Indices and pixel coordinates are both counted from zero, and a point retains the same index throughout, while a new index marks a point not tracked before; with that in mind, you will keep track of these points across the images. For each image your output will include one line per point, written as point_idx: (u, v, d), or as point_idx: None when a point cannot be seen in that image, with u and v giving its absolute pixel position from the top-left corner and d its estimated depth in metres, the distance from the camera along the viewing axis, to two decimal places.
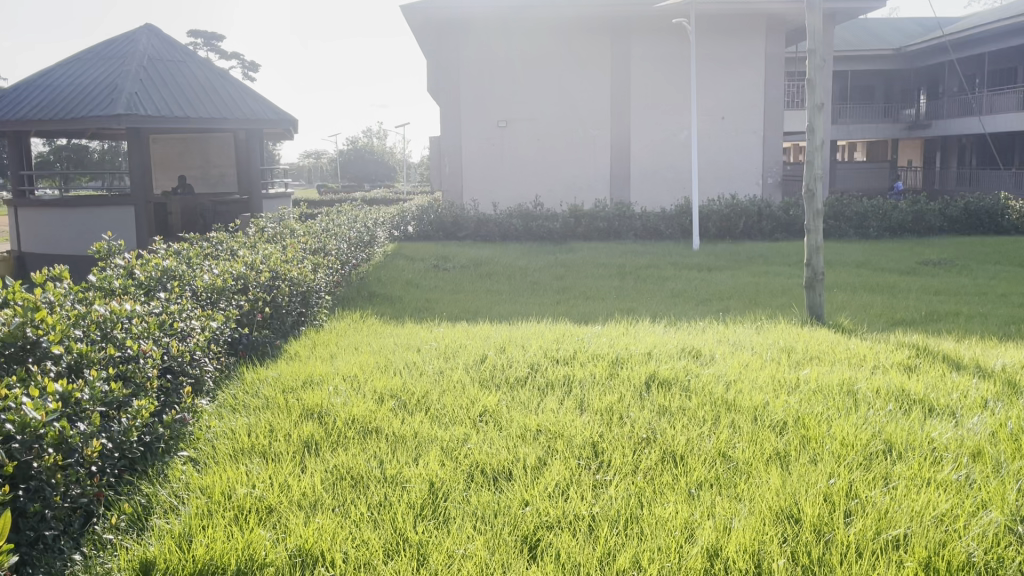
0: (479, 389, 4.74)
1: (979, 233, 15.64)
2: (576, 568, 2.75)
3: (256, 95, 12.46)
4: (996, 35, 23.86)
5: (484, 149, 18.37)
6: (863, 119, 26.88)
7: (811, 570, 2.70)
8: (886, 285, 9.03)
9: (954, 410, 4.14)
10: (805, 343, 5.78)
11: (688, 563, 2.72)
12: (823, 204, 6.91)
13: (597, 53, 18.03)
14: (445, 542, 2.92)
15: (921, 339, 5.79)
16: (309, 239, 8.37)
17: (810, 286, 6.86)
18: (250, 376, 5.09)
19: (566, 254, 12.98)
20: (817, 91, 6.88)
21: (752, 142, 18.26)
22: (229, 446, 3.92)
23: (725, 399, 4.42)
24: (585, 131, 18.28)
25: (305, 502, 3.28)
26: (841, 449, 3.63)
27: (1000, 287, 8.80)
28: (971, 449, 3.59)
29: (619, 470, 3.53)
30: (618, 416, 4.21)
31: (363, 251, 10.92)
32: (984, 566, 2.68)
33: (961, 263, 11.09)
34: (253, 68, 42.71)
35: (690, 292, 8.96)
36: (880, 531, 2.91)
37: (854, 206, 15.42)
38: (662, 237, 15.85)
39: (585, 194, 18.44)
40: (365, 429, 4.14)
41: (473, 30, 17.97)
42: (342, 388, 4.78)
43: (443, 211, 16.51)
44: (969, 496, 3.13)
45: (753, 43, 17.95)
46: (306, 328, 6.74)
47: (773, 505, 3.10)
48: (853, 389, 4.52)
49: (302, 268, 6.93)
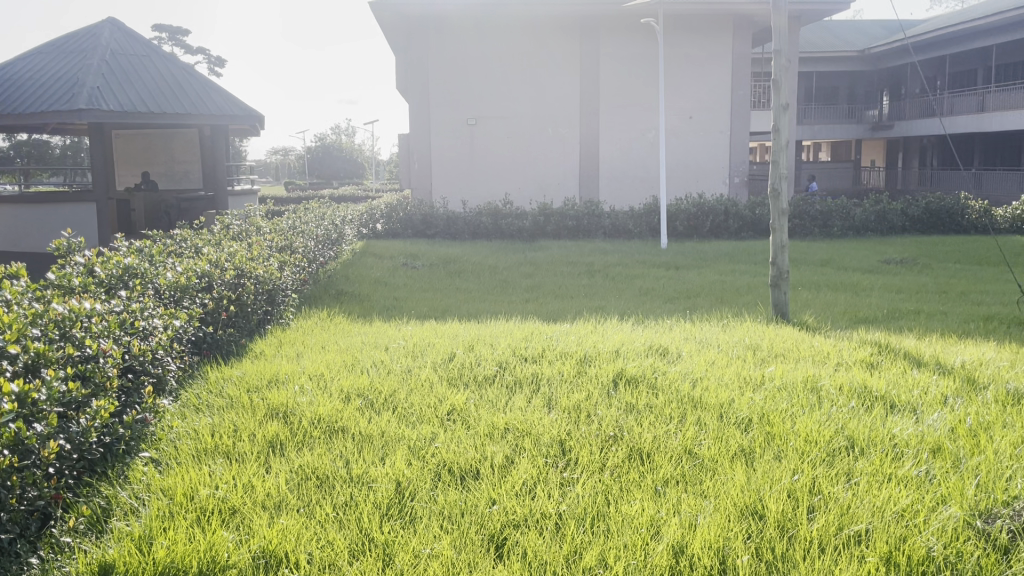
0: (447, 388, 4.71)
1: (941, 232, 15.90)
2: (543, 567, 2.75)
3: (222, 91, 12.31)
4: (957, 38, 24.39)
5: (453, 148, 18.31)
6: (828, 120, 27.28)
7: (774, 565, 2.72)
8: (851, 284, 9.11)
9: (915, 406, 4.20)
10: (769, 341, 5.82)
11: (653, 560, 2.73)
12: (788, 204, 6.97)
13: (566, 53, 18.07)
14: (411, 542, 2.90)
15: (883, 338, 5.85)
16: (275, 237, 8.23)
17: (775, 284, 6.93)
18: (214, 376, 5.02)
19: (535, 253, 12.91)
20: (783, 91, 6.94)
21: (718, 141, 18.44)
22: (192, 446, 3.86)
23: (691, 396, 4.46)
24: (555, 131, 18.33)
25: (269, 503, 3.24)
26: (805, 445, 3.68)
27: (962, 287, 8.91)
28: (931, 444, 3.64)
29: (585, 468, 3.54)
30: (586, 414, 4.22)
31: (330, 249, 10.79)
32: (944, 560, 2.72)
33: (925, 262, 11.22)
34: (219, 63, 42.32)
35: (658, 291, 8.97)
36: (843, 527, 2.95)
37: (819, 205, 15.64)
38: (631, 235, 15.88)
39: (555, 192, 18.51)
40: (331, 429, 4.11)
41: (442, 29, 17.90)
42: (308, 388, 4.72)
43: (412, 209, 16.44)
44: (929, 491, 3.18)
45: (721, 43, 18.10)
46: (271, 327, 6.64)
47: (738, 501, 3.12)
48: (817, 386, 4.57)
49: (268, 266, 6.82)
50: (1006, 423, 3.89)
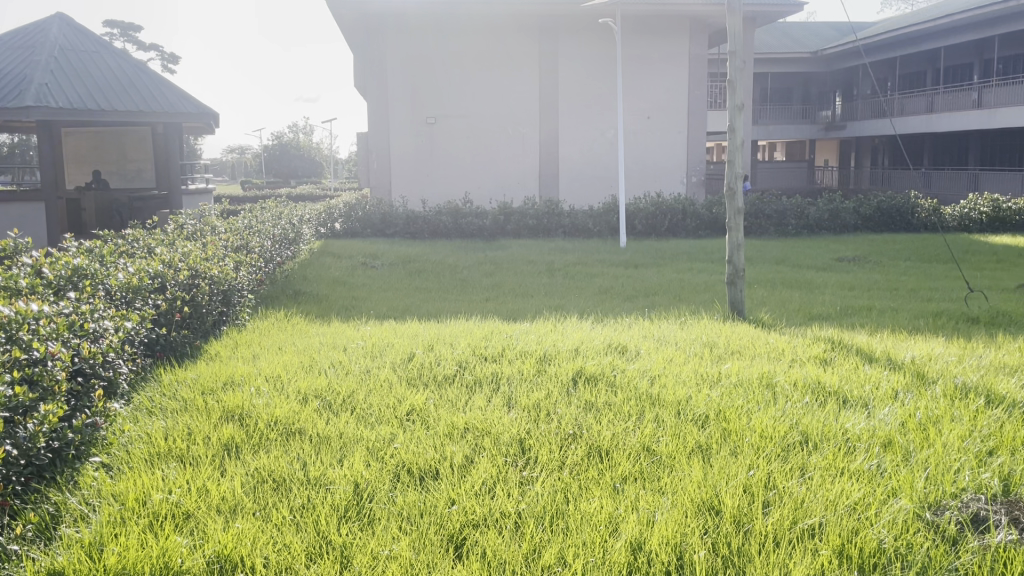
0: (406, 388, 4.69)
1: (892, 230, 16.25)
2: (502, 567, 2.74)
3: (175, 89, 12.08)
4: (907, 41, 24.93)
5: (412, 147, 18.21)
6: (783, 120, 27.72)
7: (730, 560, 2.75)
8: (804, 281, 9.27)
9: (867, 401, 4.28)
10: (726, 338, 5.91)
11: (612, 557, 2.75)
12: (744, 203, 7.06)
13: (525, 53, 18.10)
14: (369, 544, 2.88)
15: (836, 334, 5.96)
16: (230, 236, 8.11)
17: (731, 282, 7.01)
18: (168, 379, 4.91)
19: (496, 252, 12.95)
20: (738, 92, 7.02)
21: (676, 141, 18.62)
22: (145, 450, 3.78)
23: (649, 394, 4.49)
24: (514, 130, 18.34)
25: (224, 507, 3.19)
26: (759, 441, 3.72)
27: (911, 283, 9.12)
28: (883, 439, 3.71)
29: (545, 466, 3.55)
30: (545, 413, 4.22)
31: (287, 249, 10.65)
32: (895, 552, 2.77)
33: (876, 259, 11.46)
34: (173, 61, 41.65)
35: (616, 289, 9.04)
36: (797, 521, 3.00)
37: (774, 204, 15.88)
38: (590, 234, 15.95)
39: (515, 191, 18.53)
40: (289, 430, 4.06)
41: (399, 28, 17.82)
42: (264, 389, 4.67)
43: (371, 208, 16.32)
44: (881, 484, 3.24)
45: (678, 44, 18.28)
46: (226, 328, 6.55)
47: (695, 498, 3.15)
48: (772, 383, 4.64)
49: (223, 266, 6.71)
50: (954, 417, 3.97)
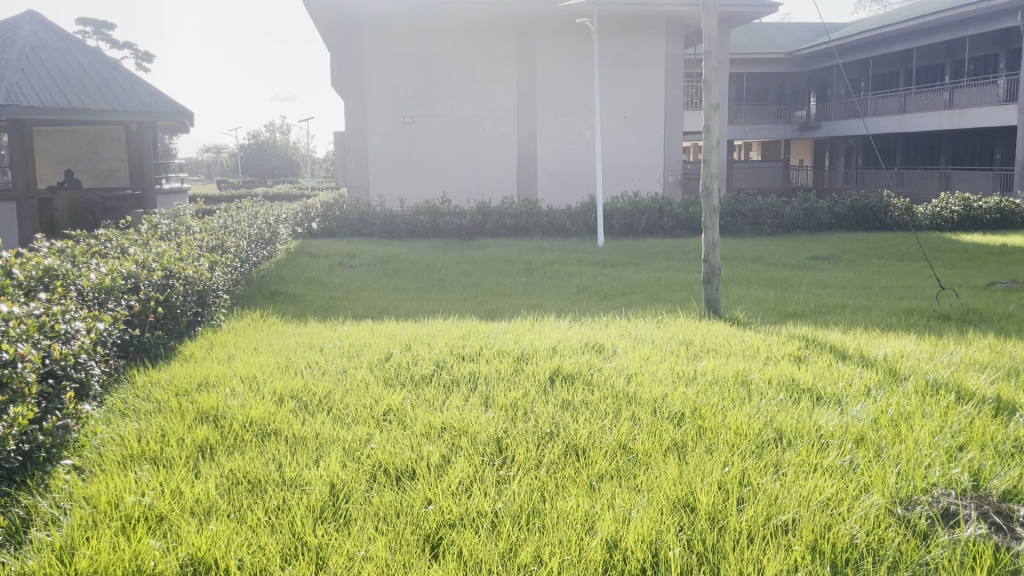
0: (383, 388, 4.67)
1: (865, 229, 16.44)
2: (478, 566, 2.74)
3: (149, 87, 11.96)
4: (880, 41, 25.21)
5: (390, 146, 18.14)
6: (758, 119, 27.93)
7: (704, 556, 2.78)
8: (779, 280, 9.36)
9: (840, 398, 4.33)
10: (702, 336, 5.95)
11: (588, 555, 2.76)
12: (719, 202, 7.11)
13: (502, 52, 18.09)
14: (345, 545, 2.87)
15: (810, 331, 6.03)
16: (205, 236, 8.04)
17: (707, 281, 7.05)
18: (141, 380, 4.86)
19: (474, 251, 12.95)
20: (713, 92, 7.05)
21: (653, 141, 18.72)
22: (118, 452, 3.74)
23: (625, 392, 4.51)
24: (492, 129, 18.34)
25: (198, 509, 3.17)
26: (734, 438, 3.75)
27: (884, 281, 9.23)
28: (855, 435, 3.76)
29: (522, 464, 3.56)
30: (523, 412, 4.22)
31: (264, 249, 10.58)
32: (867, 547, 2.81)
33: (850, 258, 11.59)
34: (147, 59, 41.12)
35: (594, 288, 9.06)
36: (771, 517, 3.02)
37: (750, 203, 16.01)
38: (568, 234, 15.99)
39: (493, 190, 18.54)
40: (264, 431, 4.04)
41: (376, 27, 17.75)
42: (239, 389, 4.64)
43: (349, 207, 16.24)
44: (853, 480, 3.28)
45: (655, 44, 18.36)
46: (201, 328, 6.51)
47: (670, 495, 3.18)
48: (747, 380, 4.68)
49: (198, 266, 6.66)
50: (925, 413, 4.02)
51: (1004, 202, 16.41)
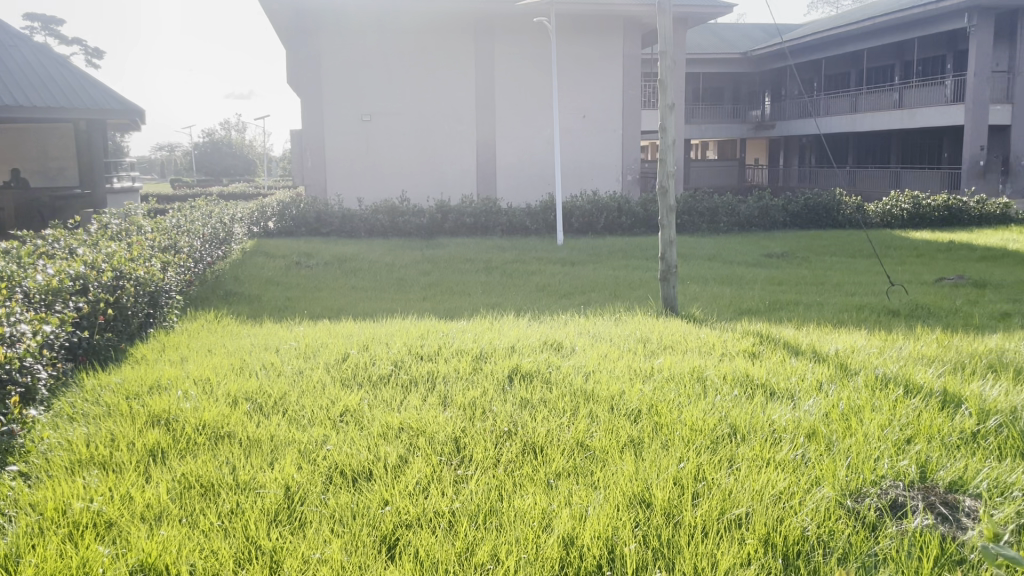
0: (340, 389, 4.64)
1: (818, 227, 16.73)
2: (435, 566, 2.73)
3: (98, 84, 11.69)
4: (833, 43, 25.66)
5: (347, 144, 18.00)
6: (714, 119, 28.26)
7: (660, 552, 2.80)
8: (734, 277, 9.48)
9: (793, 393, 4.40)
10: (658, 333, 6.00)
11: (544, 553, 2.77)
12: (675, 200, 7.18)
13: (460, 51, 18.04)
14: (300, 548, 2.84)
15: (764, 328, 6.13)
16: (157, 236, 7.89)
17: (664, 279, 7.12)
18: (90, 384, 4.75)
19: (433, 250, 12.90)
20: (669, 92, 7.12)
21: (611, 140, 18.83)
22: (65, 458, 3.65)
23: (583, 389, 4.53)
24: (451, 128, 18.28)
25: (148, 514, 3.10)
26: (690, 434, 3.80)
27: (836, 278, 9.40)
28: (807, 429, 3.82)
29: (480, 464, 3.56)
30: (481, 411, 4.22)
31: (218, 249, 10.40)
32: (817, 539, 2.86)
33: (803, 255, 11.79)
34: (97, 55, 40.19)
35: (553, 287, 9.09)
36: (725, 511, 3.07)
37: (706, 201, 16.21)
38: (528, 232, 15.99)
39: (451, 189, 18.50)
40: (217, 434, 3.97)
41: (333, 24, 17.57)
42: (192, 392, 4.55)
43: (306, 206, 16.06)
44: (804, 474, 3.33)
45: (612, 43, 18.47)
46: (154, 330, 6.38)
47: (626, 491, 3.20)
48: (703, 376, 4.73)
49: (150, 266, 6.54)
50: (875, 406, 4.11)
51: (952, 200, 16.82)
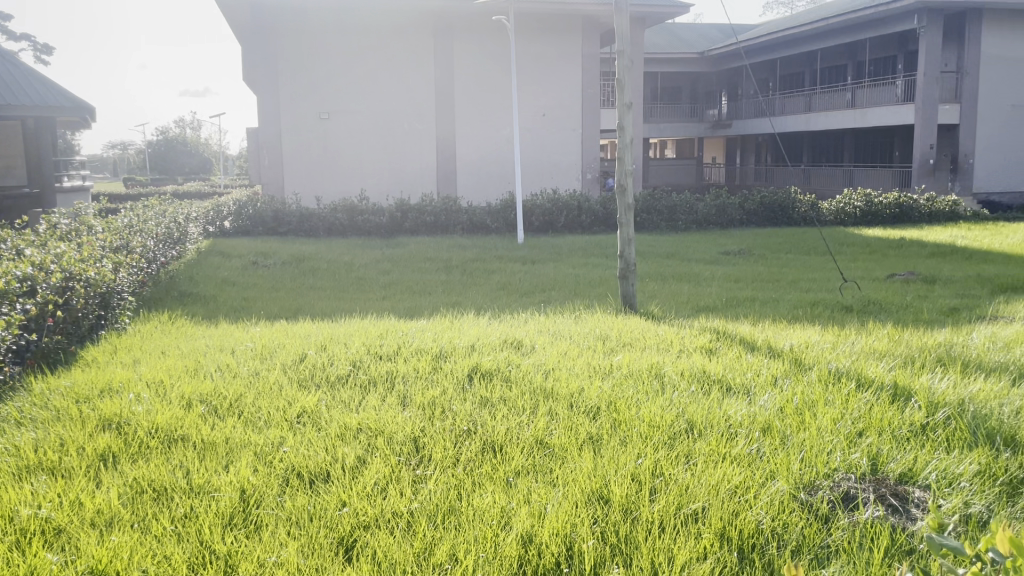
0: (297, 390, 4.58)
1: (774, 225, 16.97)
2: (393, 567, 2.71)
3: (46, 81, 11.44)
4: (787, 43, 26.03)
5: (305, 143, 17.81)
6: (672, 118, 28.51)
7: (618, 547, 2.82)
8: (693, 275, 9.58)
9: (749, 388, 4.46)
10: (617, 330, 6.04)
11: (503, 551, 2.76)
12: (634, 199, 7.23)
13: (419, 48, 17.94)
14: (255, 551, 2.80)
15: (721, 324, 6.21)
16: (109, 236, 7.72)
17: (623, 277, 7.18)
18: (39, 388, 4.63)
19: (393, 249, 12.82)
20: (626, 90, 7.16)
21: (570, 138, 18.90)
22: (11, 464, 3.56)
23: (543, 387, 4.55)
24: (410, 126, 18.18)
25: (99, 520, 3.04)
26: (648, 430, 3.83)
27: (791, 275, 9.56)
28: (762, 423, 3.87)
29: (439, 463, 3.54)
30: (440, 410, 4.20)
31: (172, 249, 10.19)
32: (771, 532, 2.90)
33: (759, 252, 11.96)
34: (46, 51, 39.18)
35: (513, 285, 9.09)
36: (681, 506, 3.09)
37: (664, 200, 16.37)
38: (488, 230, 15.96)
39: (411, 187, 18.40)
40: (171, 437, 3.90)
41: (290, 21, 17.36)
42: (145, 395, 4.46)
43: (262, 205, 15.86)
44: (759, 467, 3.38)
45: (572, 43, 18.53)
46: (105, 332, 6.24)
47: (585, 488, 3.21)
48: (661, 373, 4.77)
49: (101, 267, 6.40)
50: (828, 400, 4.17)
51: (902, 198, 17.19)
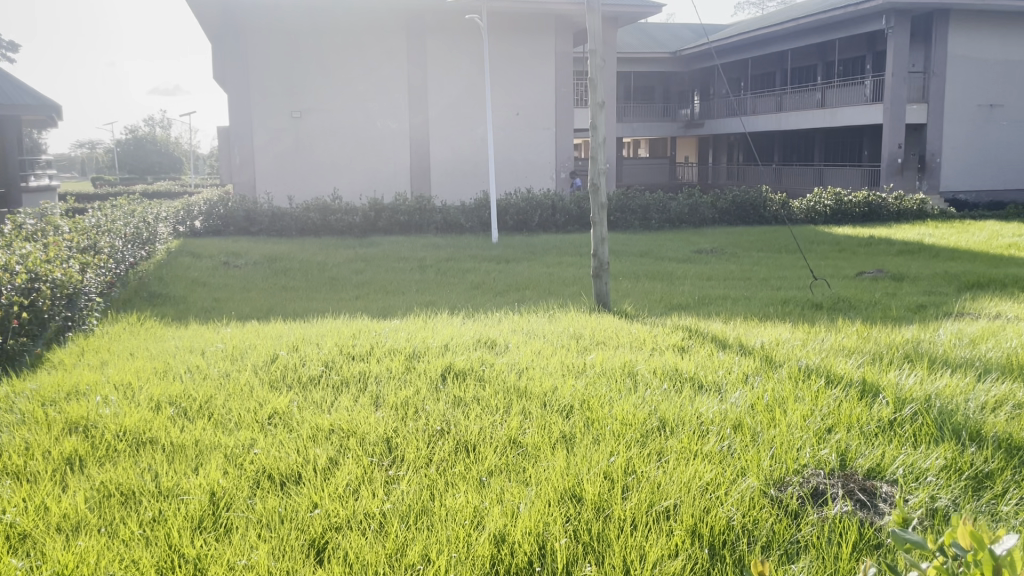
0: (268, 391, 4.53)
1: (746, 224, 17.11)
2: (365, 568, 2.70)
3: (10, 78, 11.29)
4: (758, 44, 26.25)
5: (276, 142, 17.67)
6: (645, 117, 28.66)
7: (590, 546, 2.82)
8: (666, 273, 9.62)
9: (721, 385, 4.49)
10: (591, 329, 6.06)
11: (475, 551, 2.75)
12: (607, 198, 7.26)
13: (392, 47, 17.86)
14: (225, 554, 2.77)
15: (694, 322, 6.25)
16: (76, 237, 7.60)
17: (596, 275, 7.20)
18: (3, 391, 4.55)
19: (366, 249, 12.76)
20: (599, 89, 7.18)
21: (544, 138, 18.93)
22: None
23: (516, 386, 4.55)
24: (383, 126, 18.11)
25: (65, 525, 2.99)
26: (621, 428, 3.84)
27: (762, 273, 9.64)
28: (733, 421, 3.90)
29: (412, 464, 3.53)
30: (413, 410, 4.18)
31: (141, 249, 10.06)
32: (742, 528, 2.92)
33: (731, 251, 12.05)
34: (12, 49, 38.53)
35: (487, 285, 9.08)
36: (654, 503, 3.11)
37: (638, 199, 16.44)
38: (462, 230, 15.91)
39: (385, 186, 18.33)
40: (140, 440, 3.85)
41: (261, 18, 17.20)
42: (113, 398, 4.40)
43: (233, 205, 15.72)
44: (731, 464, 3.40)
45: (545, 42, 18.55)
46: (72, 334, 6.14)
47: (558, 486, 3.22)
48: (633, 371, 4.79)
49: (67, 268, 6.30)
50: (798, 397, 4.22)
51: (871, 196, 17.40)
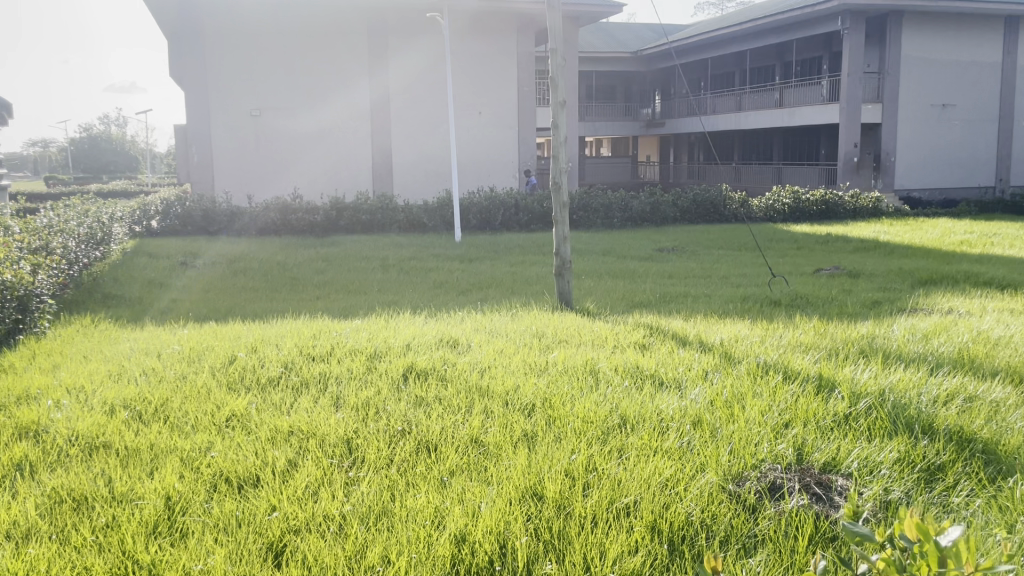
0: (227, 393, 4.47)
1: (707, 222, 17.29)
2: (324, 571, 2.67)
3: None
4: (716, 45, 26.52)
5: (236, 140, 17.44)
6: (607, 116, 28.81)
7: (551, 544, 2.83)
8: (628, 271, 9.68)
9: (681, 382, 4.53)
10: (553, 327, 6.07)
11: (435, 552, 2.74)
12: (568, 196, 7.30)
13: (353, 45, 17.73)
14: (181, 559, 2.72)
15: (655, 320, 6.30)
16: (26, 237, 7.42)
17: (559, 274, 7.23)
18: None
19: (327, 248, 12.66)
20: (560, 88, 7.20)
21: (506, 136, 18.93)
22: None
23: (478, 385, 4.54)
24: (345, 124, 17.98)
25: (15, 533, 2.91)
26: (582, 426, 3.85)
27: (722, 270, 9.75)
28: (693, 417, 3.94)
29: (372, 464, 3.50)
30: (374, 411, 4.15)
31: (95, 249, 9.85)
32: (701, 523, 2.95)
33: (691, 249, 12.16)
34: None
35: (450, 284, 9.05)
36: (614, 499, 3.12)
37: (600, 198, 16.53)
38: (425, 228, 15.84)
39: (347, 185, 18.18)
40: (93, 445, 3.77)
41: (219, 15, 16.97)
42: (65, 402, 4.30)
43: (191, 204, 15.48)
44: (690, 460, 3.43)
45: (507, 41, 18.56)
46: (23, 337, 5.99)
47: (519, 485, 3.22)
48: (595, 369, 4.81)
49: (17, 269, 6.14)
50: (756, 393, 4.27)
51: (828, 195, 17.70)
